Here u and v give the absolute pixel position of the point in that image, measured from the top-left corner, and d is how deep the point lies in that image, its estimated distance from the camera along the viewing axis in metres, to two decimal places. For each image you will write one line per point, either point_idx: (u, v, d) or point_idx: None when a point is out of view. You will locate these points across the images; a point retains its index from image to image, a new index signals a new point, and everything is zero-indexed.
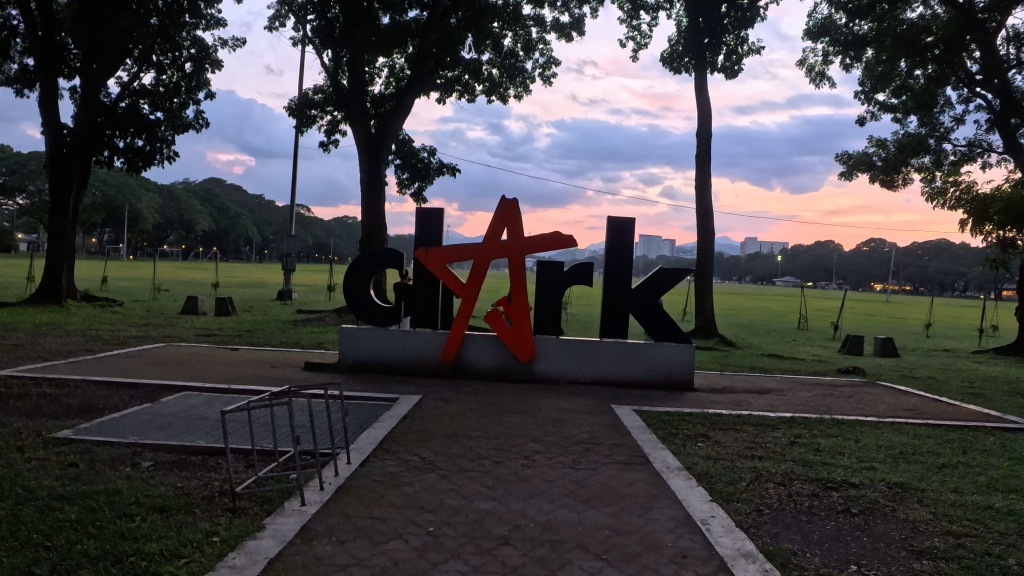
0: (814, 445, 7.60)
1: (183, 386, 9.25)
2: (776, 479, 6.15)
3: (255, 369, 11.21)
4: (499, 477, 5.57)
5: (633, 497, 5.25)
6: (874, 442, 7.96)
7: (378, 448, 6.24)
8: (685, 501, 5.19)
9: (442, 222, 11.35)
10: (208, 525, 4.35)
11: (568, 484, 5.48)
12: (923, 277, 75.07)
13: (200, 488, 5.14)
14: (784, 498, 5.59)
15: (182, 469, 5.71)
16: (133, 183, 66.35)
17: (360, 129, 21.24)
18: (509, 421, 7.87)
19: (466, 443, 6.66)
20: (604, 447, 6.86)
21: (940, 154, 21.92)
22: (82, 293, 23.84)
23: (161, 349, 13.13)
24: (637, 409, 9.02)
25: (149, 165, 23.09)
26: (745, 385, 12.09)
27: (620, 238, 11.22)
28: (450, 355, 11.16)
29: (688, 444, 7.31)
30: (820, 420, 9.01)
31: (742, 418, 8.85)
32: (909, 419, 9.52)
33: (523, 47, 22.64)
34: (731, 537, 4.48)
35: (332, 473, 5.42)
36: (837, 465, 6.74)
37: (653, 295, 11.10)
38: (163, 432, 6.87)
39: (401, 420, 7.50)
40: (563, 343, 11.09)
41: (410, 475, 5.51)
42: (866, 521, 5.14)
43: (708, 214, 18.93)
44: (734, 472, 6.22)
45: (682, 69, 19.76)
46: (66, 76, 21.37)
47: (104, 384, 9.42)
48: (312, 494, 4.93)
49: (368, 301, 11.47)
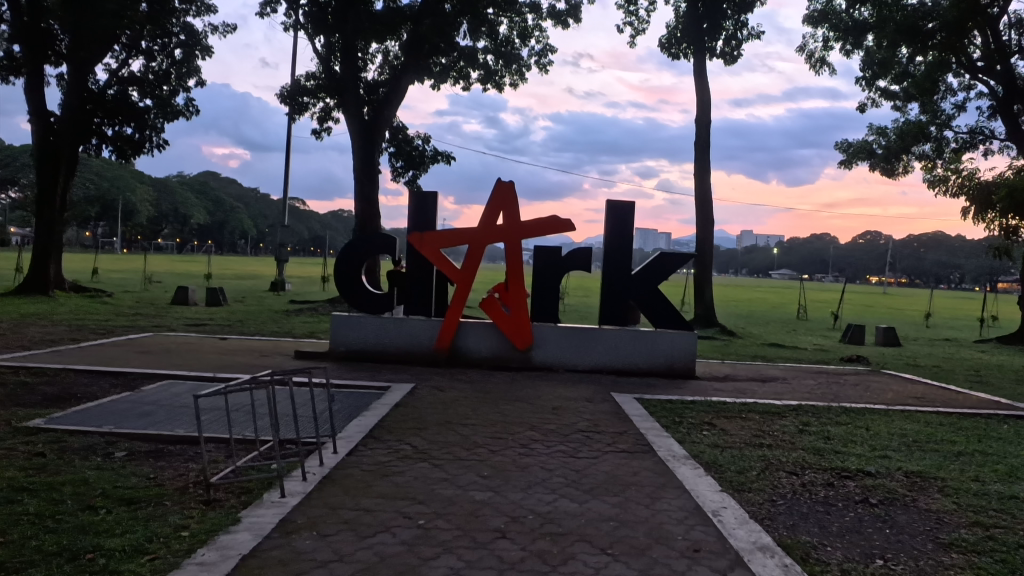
0: (823, 433, 7.29)
1: (167, 375, 8.89)
2: (788, 467, 5.83)
3: (244, 358, 10.85)
4: (497, 467, 5.23)
5: (638, 486, 4.92)
6: (886, 430, 7.66)
7: (368, 437, 5.91)
8: (694, 491, 4.87)
9: (437, 205, 10.97)
10: (179, 518, 4.01)
11: (569, 473, 5.15)
12: (920, 270, 74.82)
13: (174, 479, 4.79)
14: (797, 487, 5.27)
15: (157, 460, 5.37)
16: (126, 176, 65.83)
17: (354, 115, 20.81)
18: (507, 409, 7.52)
19: (461, 431, 6.32)
20: (605, 435, 6.54)
21: (942, 142, 21.59)
22: (71, 283, 23.46)
23: (148, 339, 12.77)
24: (638, 397, 8.70)
25: (139, 154, 22.68)
26: (748, 373, 11.79)
27: (620, 223, 10.86)
28: (445, 342, 10.82)
29: (693, 432, 7.00)
30: (828, 408, 8.71)
31: (748, 405, 8.53)
32: (920, 407, 9.22)
33: (518, 35, 22.28)
34: (745, 530, 4.16)
35: (317, 464, 5.07)
36: (849, 453, 6.43)
37: (654, 281, 10.75)
38: (140, 421, 6.51)
39: (393, 408, 7.15)
40: (562, 330, 10.76)
41: (401, 465, 5.18)
42: (885, 511, 4.83)
43: (708, 202, 18.58)
44: (743, 461, 5.89)
45: (681, 55, 19.39)
46: (53, 63, 20.90)
47: (86, 372, 9.06)
48: (294, 485, 4.59)
49: (359, 287, 11.07)
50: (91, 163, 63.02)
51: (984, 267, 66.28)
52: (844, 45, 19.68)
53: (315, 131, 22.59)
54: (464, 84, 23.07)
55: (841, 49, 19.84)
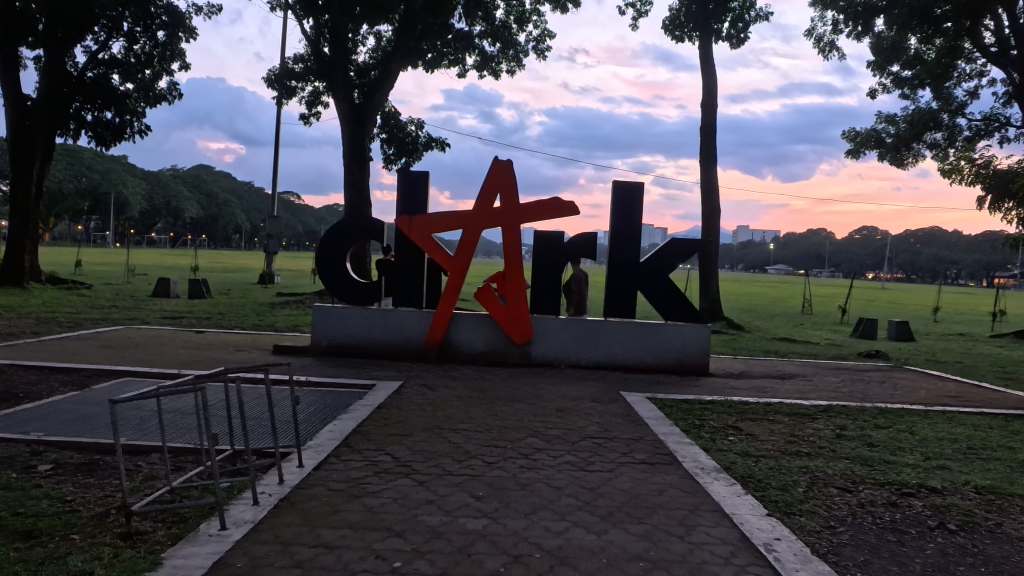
0: (865, 439, 6.38)
1: (125, 372, 7.97)
2: (838, 483, 4.92)
3: (217, 353, 9.93)
4: (493, 484, 4.32)
5: (668, 510, 4.01)
6: (932, 434, 6.78)
7: (342, 446, 5.02)
8: (736, 516, 3.96)
9: (428, 186, 10.02)
10: (80, 561, 3.08)
11: (582, 493, 4.24)
12: (916, 264, 74.26)
13: (94, 504, 3.87)
14: (856, 509, 4.37)
15: (86, 476, 4.46)
16: (119, 169, 64.50)
17: (343, 99, 19.69)
18: (504, 411, 6.62)
19: (452, 439, 5.41)
20: (619, 443, 5.64)
21: (954, 130, 20.56)
22: (48, 275, 22.48)
23: (117, 331, 11.82)
24: (651, 397, 7.81)
25: (119, 140, 21.66)
26: (765, 369, 10.88)
27: (627, 205, 9.93)
28: (436, 336, 9.87)
29: (717, 439, 6.09)
30: (862, 409, 7.82)
31: (773, 406, 7.64)
32: (962, 408, 8.33)
33: (516, 19, 21.33)
34: (811, 571, 3.28)
35: (275, 482, 4.16)
36: (901, 464, 5.55)
37: (663, 272, 9.85)
38: (79, 425, 5.59)
39: (374, 411, 6.26)
40: (564, 323, 9.85)
41: (378, 482, 4.27)
42: (969, 541, 3.95)
43: (713, 191, 17.71)
44: (784, 476, 4.98)
45: (685, 38, 18.44)
46: (29, 44, 19.84)
47: (35, 369, 8.11)
48: (240, 513, 3.66)
49: (343, 274, 10.12)
50: (81, 158, 61.75)
51: (981, 263, 65.71)
52: (853, 28, 18.61)
53: (303, 117, 21.64)
54: (459, 70, 22.15)
55: (851, 33, 18.85)
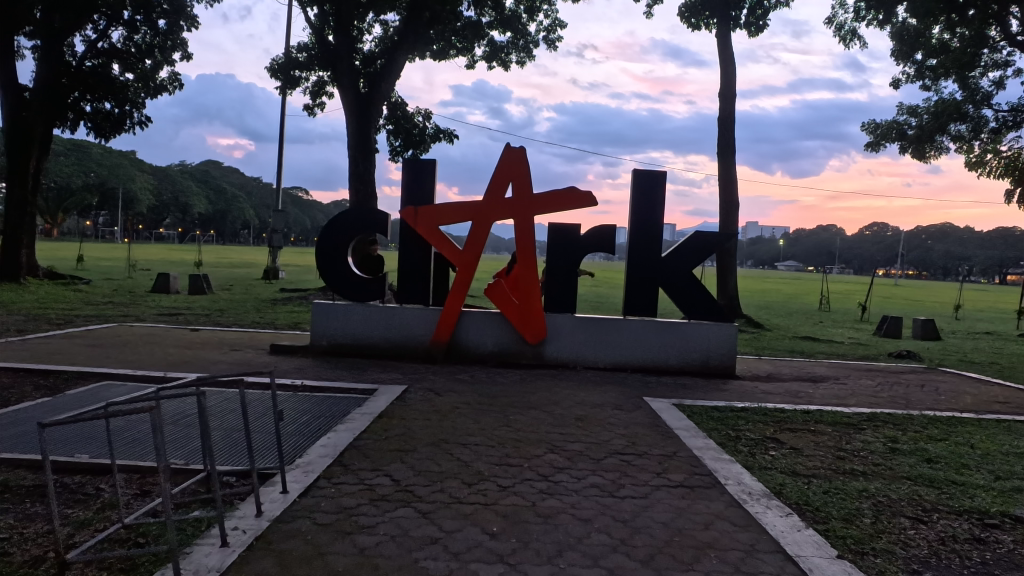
0: (923, 454, 5.71)
1: (107, 375, 7.35)
2: (909, 511, 4.24)
3: (210, 352, 9.29)
4: (509, 516, 3.66)
5: (720, 552, 3.35)
6: (996, 448, 6.08)
7: (336, 466, 4.38)
8: (804, 559, 3.30)
9: (435, 174, 9.38)
10: None
11: (615, 527, 3.59)
12: (929, 260, 73.22)
13: (32, 544, 3.22)
14: (938, 547, 3.70)
15: (34, 502, 3.81)
16: (127, 165, 63.94)
17: (348, 87, 18.98)
18: (518, 420, 5.96)
19: (461, 456, 4.77)
20: (650, 459, 4.98)
21: (980, 121, 19.50)
22: (45, 270, 21.90)
23: (107, 329, 11.18)
24: (676, 403, 7.15)
25: (118, 131, 21.07)
26: (794, 371, 10.18)
27: (648, 194, 9.25)
28: (443, 336, 9.21)
29: (757, 453, 5.43)
30: (910, 417, 7.14)
31: (812, 414, 6.97)
32: (1016, 416, 7.64)
33: (526, 9, 20.62)
34: None
35: (252, 514, 3.51)
36: (972, 486, 4.86)
37: (686, 267, 9.17)
38: (40, 438, 4.96)
39: (375, 421, 5.61)
40: (579, 321, 9.21)
41: (375, 513, 3.62)
42: None
43: (732, 183, 16.99)
44: (846, 502, 4.30)
45: (702, 25, 17.64)
46: (26, 32, 19.20)
47: (10, 372, 7.50)
48: (204, 557, 3.02)
49: (344, 269, 9.41)
50: (91, 151, 61.13)
51: (994, 259, 64.57)
52: (877, 15, 17.79)
53: (307, 107, 21.01)
54: (467, 60, 21.44)
55: (874, 20, 18.06)
